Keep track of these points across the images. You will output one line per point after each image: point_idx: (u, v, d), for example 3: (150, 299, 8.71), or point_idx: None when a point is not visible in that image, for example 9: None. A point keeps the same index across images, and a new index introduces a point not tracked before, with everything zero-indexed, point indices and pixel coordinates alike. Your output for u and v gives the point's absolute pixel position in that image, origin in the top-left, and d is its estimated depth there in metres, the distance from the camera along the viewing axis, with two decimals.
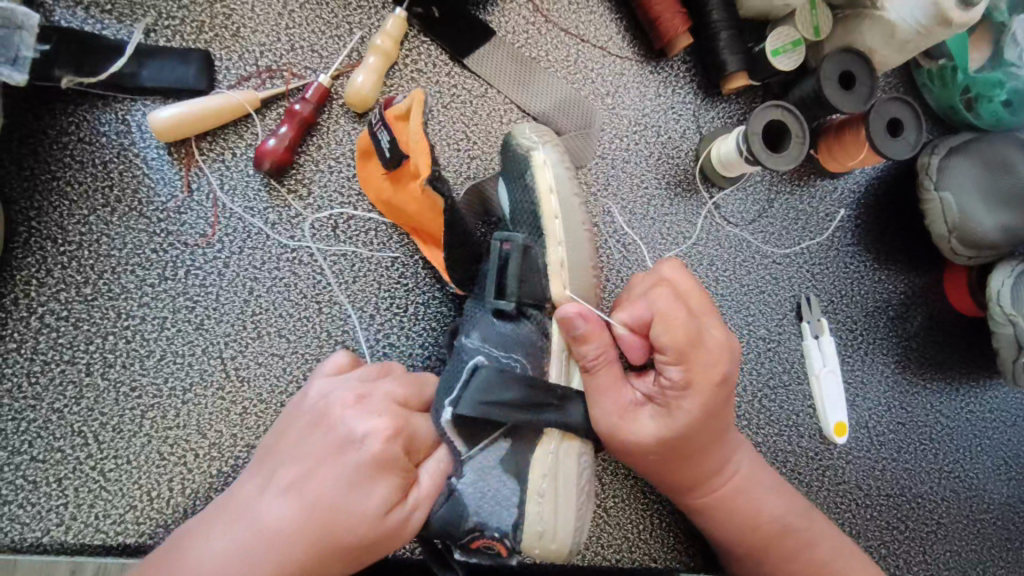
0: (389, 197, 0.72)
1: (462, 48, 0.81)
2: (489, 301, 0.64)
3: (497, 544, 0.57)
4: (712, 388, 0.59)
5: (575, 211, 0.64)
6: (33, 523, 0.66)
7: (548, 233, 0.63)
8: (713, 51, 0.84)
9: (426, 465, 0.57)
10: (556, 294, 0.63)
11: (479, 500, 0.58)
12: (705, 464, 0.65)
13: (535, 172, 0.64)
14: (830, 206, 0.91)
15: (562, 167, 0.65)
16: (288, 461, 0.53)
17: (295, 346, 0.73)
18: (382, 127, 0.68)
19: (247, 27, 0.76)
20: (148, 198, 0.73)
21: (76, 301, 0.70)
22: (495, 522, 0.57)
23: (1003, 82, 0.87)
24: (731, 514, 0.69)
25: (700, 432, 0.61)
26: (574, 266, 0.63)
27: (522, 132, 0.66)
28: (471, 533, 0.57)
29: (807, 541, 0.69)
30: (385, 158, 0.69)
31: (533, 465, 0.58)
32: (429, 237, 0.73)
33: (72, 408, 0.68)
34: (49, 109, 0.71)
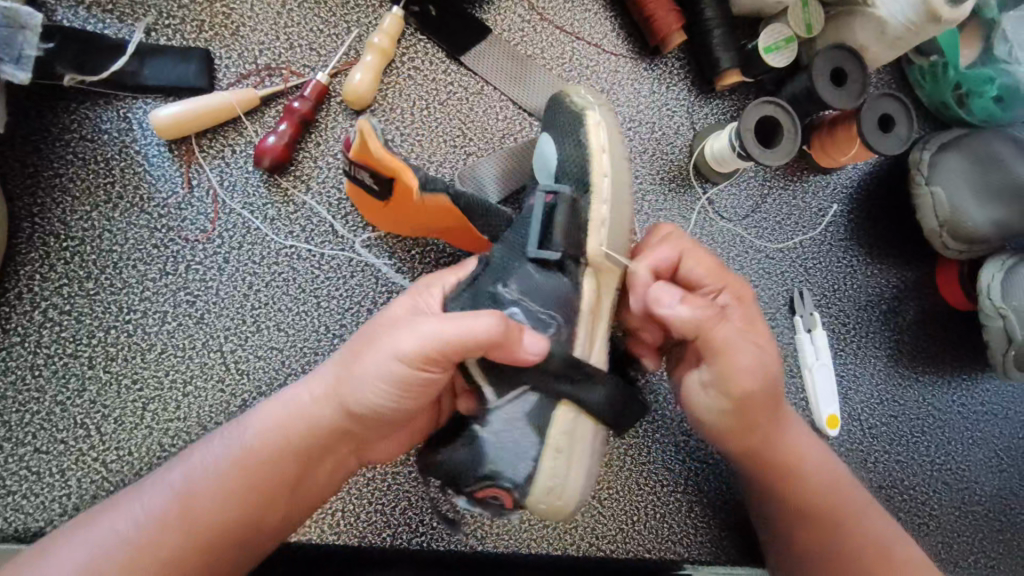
0: (406, 218, 0.69)
1: (459, 46, 0.82)
2: (531, 252, 0.61)
3: (506, 495, 0.58)
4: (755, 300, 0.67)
5: (621, 172, 0.65)
6: (37, 513, 0.67)
7: (593, 188, 0.63)
8: (707, 48, 0.85)
9: (420, 329, 0.53)
10: (591, 250, 0.62)
11: (497, 451, 0.58)
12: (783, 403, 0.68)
13: (587, 127, 0.65)
14: (823, 201, 0.92)
15: (611, 128, 0.67)
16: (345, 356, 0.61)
17: (294, 340, 0.74)
18: (358, 168, 0.64)
19: (246, 26, 0.77)
20: (149, 194, 0.74)
21: (79, 295, 0.71)
22: (509, 472, 0.57)
23: (993, 78, 0.88)
24: (808, 464, 0.71)
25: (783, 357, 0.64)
26: (612, 225, 0.63)
27: (576, 92, 0.68)
28: (481, 483, 0.58)
29: (867, 502, 0.72)
30: (379, 189, 0.65)
31: (551, 425, 0.58)
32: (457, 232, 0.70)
33: (75, 401, 0.70)
34: (51, 107, 0.72)
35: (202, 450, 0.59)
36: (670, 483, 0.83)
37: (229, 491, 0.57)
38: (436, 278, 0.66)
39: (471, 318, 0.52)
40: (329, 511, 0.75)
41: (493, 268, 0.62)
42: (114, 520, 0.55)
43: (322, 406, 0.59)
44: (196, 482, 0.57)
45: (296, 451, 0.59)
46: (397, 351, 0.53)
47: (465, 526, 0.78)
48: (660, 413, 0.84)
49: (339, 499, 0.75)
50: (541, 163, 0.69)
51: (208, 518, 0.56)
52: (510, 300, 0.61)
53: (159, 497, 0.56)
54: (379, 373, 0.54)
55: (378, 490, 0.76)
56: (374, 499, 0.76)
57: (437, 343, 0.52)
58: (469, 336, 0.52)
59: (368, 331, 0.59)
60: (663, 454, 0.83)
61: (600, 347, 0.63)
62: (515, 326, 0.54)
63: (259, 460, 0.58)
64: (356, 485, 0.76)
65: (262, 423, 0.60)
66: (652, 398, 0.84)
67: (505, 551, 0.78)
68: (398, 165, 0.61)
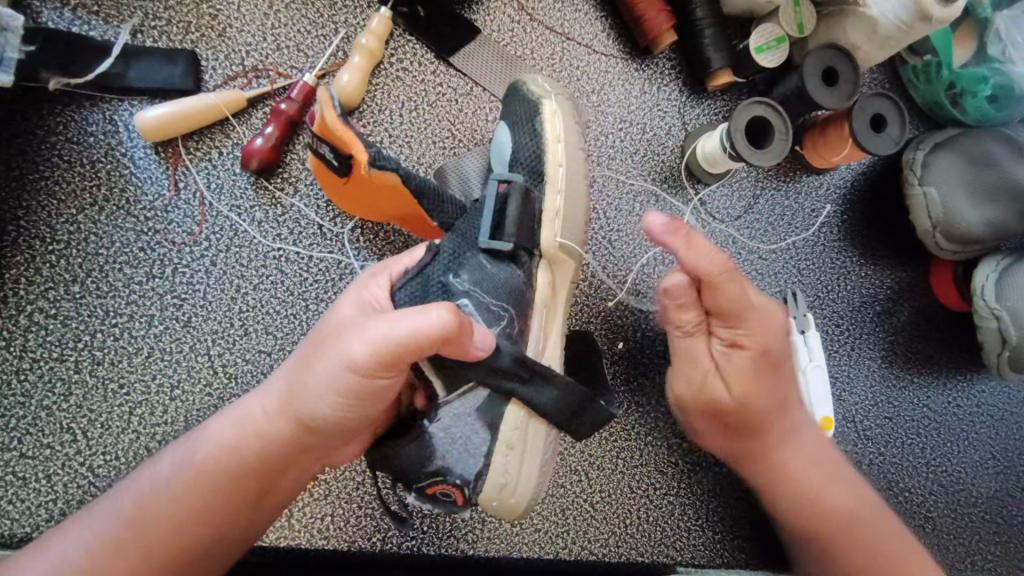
0: (359, 199, 0.68)
1: (448, 47, 0.82)
2: (483, 243, 0.61)
3: (456, 493, 0.59)
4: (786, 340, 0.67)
5: (577, 162, 0.66)
6: (23, 518, 0.67)
7: (548, 178, 0.65)
8: (697, 48, 0.85)
9: (368, 331, 0.52)
10: (546, 241, 0.65)
11: (447, 447, 0.59)
12: (787, 418, 0.70)
13: (545, 116, 0.66)
14: (815, 201, 0.91)
15: (569, 117, 0.68)
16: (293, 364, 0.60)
17: (282, 343, 0.74)
18: (320, 142, 0.62)
19: (233, 27, 0.77)
20: (136, 197, 0.73)
21: (64, 299, 0.71)
22: (460, 468, 0.59)
23: (987, 77, 0.88)
24: (817, 478, 0.70)
25: (759, 389, 0.66)
26: (567, 215, 0.65)
27: (533, 81, 0.68)
28: (432, 479, 0.59)
29: (875, 533, 0.69)
30: (337, 169, 0.64)
31: (503, 420, 0.60)
32: (410, 218, 0.69)
33: (60, 405, 0.69)
34: (37, 110, 0.72)
35: (155, 467, 0.58)
36: (662, 486, 0.82)
37: (185, 509, 0.56)
38: (389, 268, 0.63)
39: (418, 313, 0.51)
40: (318, 515, 0.74)
41: (444, 257, 0.61)
42: (69, 539, 0.55)
43: (273, 419, 0.57)
44: (149, 500, 0.56)
45: (252, 466, 0.57)
46: (346, 359, 0.52)
47: (454, 529, 0.77)
48: (652, 415, 0.83)
49: (329, 503, 0.75)
50: (498, 150, 0.69)
51: (165, 530, 0.55)
52: (461, 290, 0.61)
53: (111, 517, 0.55)
54: (330, 383, 0.53)
55: (367, 494, 0.76)
56: (363, 502, 0.76)
57: (384, 347, 0.51)
58: (417, 337, 0.50)
59: (314, 340, 0.58)
60: (655, 456, 0.83)
61: (553, 344, 0.66)
62: (463, 316, 0.53)
63: (214, 476, 0.57)
64: (345, 489, 0.75)
65: (216, 439, 0.58)
66: (644, 401, 0.83)
67: (496, 554, 0.77)
68: (351, 137, 0.59)
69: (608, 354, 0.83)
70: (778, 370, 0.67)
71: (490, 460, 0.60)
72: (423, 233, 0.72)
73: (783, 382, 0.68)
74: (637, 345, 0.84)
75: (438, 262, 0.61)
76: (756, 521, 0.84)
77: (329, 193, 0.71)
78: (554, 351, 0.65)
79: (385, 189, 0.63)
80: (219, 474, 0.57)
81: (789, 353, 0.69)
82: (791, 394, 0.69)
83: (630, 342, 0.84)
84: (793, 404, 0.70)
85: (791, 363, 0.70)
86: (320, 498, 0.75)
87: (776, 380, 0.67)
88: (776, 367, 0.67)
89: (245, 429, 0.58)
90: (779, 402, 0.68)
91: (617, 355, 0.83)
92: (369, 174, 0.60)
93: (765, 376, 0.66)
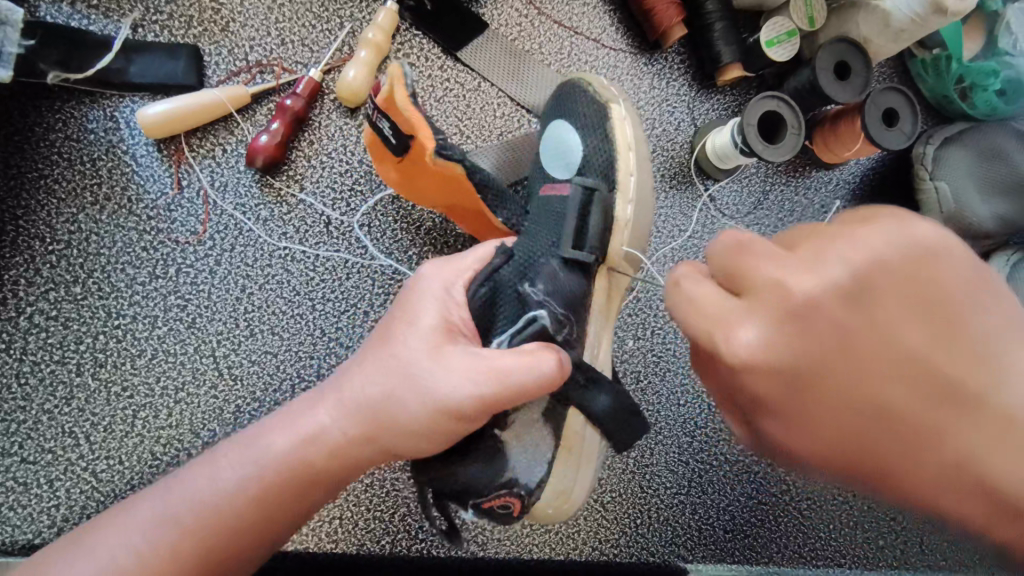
0: (412, 181, 0.67)
1: (456, 41, 0.80)
2: (565, 252, 0.62)
3: (517, 503, 0.57)
4: (771, 370, 0.44)
5: (645, 171, 0.68)
6: (24, 525, 0.66)
7: (620, 186, 0.66)
8: (708, 42, 0.84)
9: (465, 385, 0.52)
10: (612, 249, 0.66)
11: (520, 456, 0.59)
12: (911, 447, 0.42)
13: (615, 123, 0.67)
14: (825, 197, 0.91)
15: (635, 123, 0.69)
16: (353, 379, 0.56)
17: (289, 343, 0.72)
18: (380, 115, 0.62)
19: (236, 21, 0.75)
20: (138, 196, 0.72)
21: (65, 300, 0.69)
22: (527, 476, 0.59)
23: (997, 71, 0.87)
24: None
25: (805, 425, 0.44)
26: (635, 225, 0.67)
27: (598, 83, 0.69)
28: (498, 491, 0.56)
29: None
30: (392, 146, 0.63)
31: (568, 423, 0.62)
32: (462, 211, 0.69)
33: (62, 409, 0.68)
34: (35, 107, 0.70)
35: (207, 473, 0.55)
36: (673, 486, 0.81)
37: (245, 524, 0.54)
38: (457, 265, 0.60)
39: (527, 368, 0.52)
40: (327, 518, 0.73)
41: (518, 261, 0.60)
42: (115, 541, 0.53)
43: (353, 441, 0.55)
44: (209, 513, 0.53)
45: (318, 482, 0.56)
46: (450, 406, 0.52)
47: (465, 532, 0.76)
48: (663, 414, 0.82)
49: (338, 506, 0.74)
50: (558, 150, 0.66)
51: (216, 539, 0.53)
52: (537, 300, 0.60)
53: (162, 526, 0.53)
54: (425, 423, 0.53)
55: (375, 496, 0.75)
56: (373, 505, 0.74)
57: (493, 400, 0.52)
58: (529, 391, 0.52)
59: (401, 365, 0.54)
60: (666, 456, 0.82)
61: (606, 348, 0.67)
62: (566, 367, 0.55)
63: (278, 491, 0.54)
64: (353, 492, 0.74)
65: (279, 453, 0.55)
66: (655, 400, 0.82)
67: (506, 556, 0.76)
68: (418, 120, 0.58)
69: (618, 353, 0.82)
70: (811, 411, 0.44)
71: (551, 469, 0.61)
72: (476, 230, 0.72)
73: (850, 417, 0.43)
74: (649, 343, 0.83)
75: (512, 267, 0.60)
76: (766, 519, 0.84)
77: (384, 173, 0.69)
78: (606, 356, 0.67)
79: (437, 174, 0.62)
80: (282, 490, 0.55)
81: (827, 375, 0.43)
82: (869, 401, 0.42)
83: (641, 340, 0.82)
84: (886, 414, 0.42)
85: (863, 377, 0.42)
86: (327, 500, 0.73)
87: (822, 425, 0.44)
88: (805, 407, 0.44)
89: (314, 447, 0.55)
90: (851, 430, 0.43)
91: (627, 354, 0.82)
92: (429, 159, 0.59)
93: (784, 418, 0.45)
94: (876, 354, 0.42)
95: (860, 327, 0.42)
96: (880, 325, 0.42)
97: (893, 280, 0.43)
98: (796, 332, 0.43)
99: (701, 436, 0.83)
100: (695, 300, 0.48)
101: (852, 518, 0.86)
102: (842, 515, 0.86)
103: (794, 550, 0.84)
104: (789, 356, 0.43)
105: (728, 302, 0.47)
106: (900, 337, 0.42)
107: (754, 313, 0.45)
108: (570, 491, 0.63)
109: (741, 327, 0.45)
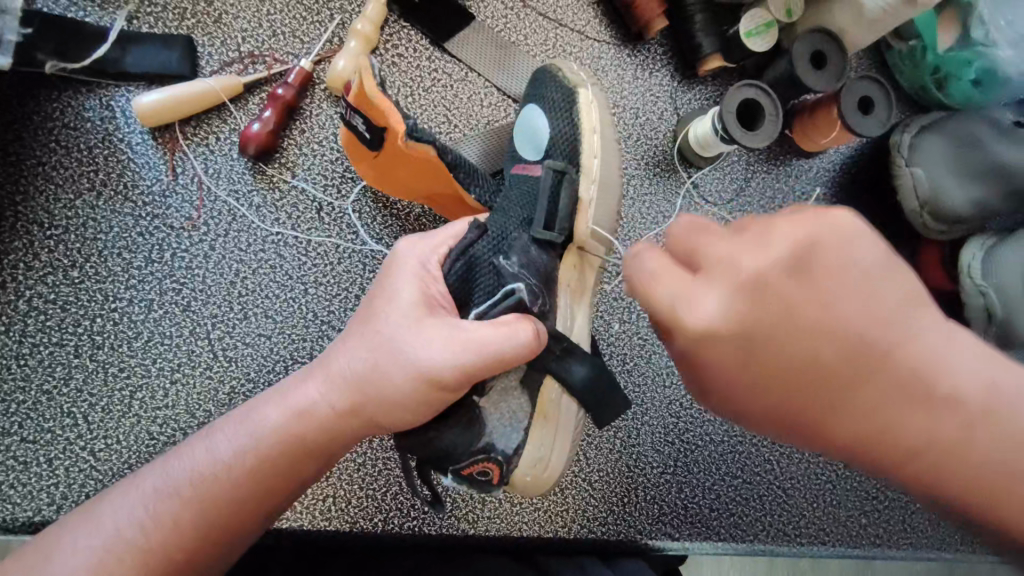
0: (390, 174, 0.69)
1: (443, 33, 0.82)
2: (536, 231, 0.65)
3: (495, 470, 0.61)
4: (723, 339, 0.43)
5: (609, 153, 0.70)
6: (25, 502, 0.67)
7: (584, 168, 0.68)
8: (689, 33, 0.86)
9: (448, 355, 0.54)
10: (579, 229, 0.68)
11: (497, 422, 0.62)
12: (838, 403, 0.41)
13: (581, 106, 0.68)
14: (805, 184, 0.93)
15: (601, 107, 0.71)
16: (339, 355, 0.58)
17: (282, 326, 0.74)
18: (353, 113, 0.64)
19: (229, 14, 0.77)
20: (134, 182, 0.74)
21: (63, 284, 0.71)
22: (503, 444, 0.62)
23: (970, 60, 0.89)
24: (975, 491, 0.39)
25: (746, 387, 0.44)
26: (600, 204, 0.69)
27: (566, 68, 0.71)
28: (474, 457, 0.59)
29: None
30: (367, 141, 0.65)
31: (544, 391, 0.65)
32: (443, 200, 0.71)
33: (60, 390, 0.70)
34: (33, 96, 0.72)
35: (205, 446, 0.57)
36: (659, 465, 0.84)
37: (244, 495, 0.55)
38: (432, 242, 0.63)
39: (506, 338, 0.55)
40: (320, 496, 0.75)
41: (492, 239, 0.62)
42: (117, 511, 0.54)
43: (343, 413, 0.57)
44: (207, 483, 0.55)
45: (313, 454, 0.58)
46: (435, 376, 0.54)
47: (455, 510, 0.78)
48: (649, 395, 0.84)
49: (331, 484, 0.75)
50: (530, 134, 0.68)
51: (217, 512, 0.54)
52: (511, 274, 0.61)
53: (162, 498, 0.54)
54: (408, 391, 0.55)
55: (368, 475, 0.76)
56: (365, 483, 0.76)
57: (475, 369, 0.54)
58: (507, 360, 0.55)
59: (382, 338, 0.57)
60: (652, 437, 0.84)
61: (582, 323, 0.70)
62: (542, 337, 0.58)
63: (271, 464, 0.56)
64: (346, 470, 0.76)
65: (274, 426, 0.57)
66: (640, 381, 0.84)
67: (496, 534, 0.78)
68: (386, 105, 0.61)
69: (603, 336, 0.84)
70: (752, 375, 0.43)
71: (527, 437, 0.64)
72: (455, 216, 0.74)
73: (796, 381, 0.42)
74: (633, 326, 0.85)
75: (486, 242, 0.62)
76: (750, 498, 0.86)
77: (360, 169, 0.72)
78: (582, 329, 0.70)
79: (411, 160, 0.64)
80: (277, 463, 0.56)
81: (773, 339, 0.42)
82: (808, 362, 0.42)
83: (626, 323, 0.85)
84: (824, 373, 0.42)
85: (803, 338, 0.42)
86: (321, 479, 0.75)
87: (761, 383, 0.43)
88: (752, 369, 0.43)
89: (306, 422, 0.57)
90: (787, 388, 0.43)
91: (613, 337, 0.84)
92: (402, 143, 0.61)
93: (730, 384, 0.44)
94: (817, 321, 0.42)
95: (809, 299, 0.42)
96: (827, 298, 0.42)
97: (839, 255, 0.43)
98: (748, 300, 0.43)
99: (685, 416, 0.85)
100: (646, 281, 0.46)
101: (835, 497, 0.88)
102: (826, 494, 0.88)
103: (779, 528, 0.86)
104: (738, 322, 0.43)
105: (680, 279, 0.45)
106: (836, 305, 0.42)
107: (708, 282, 0.44)
108: (553, 463, 0.66)
109: (704, 293, 0.43)
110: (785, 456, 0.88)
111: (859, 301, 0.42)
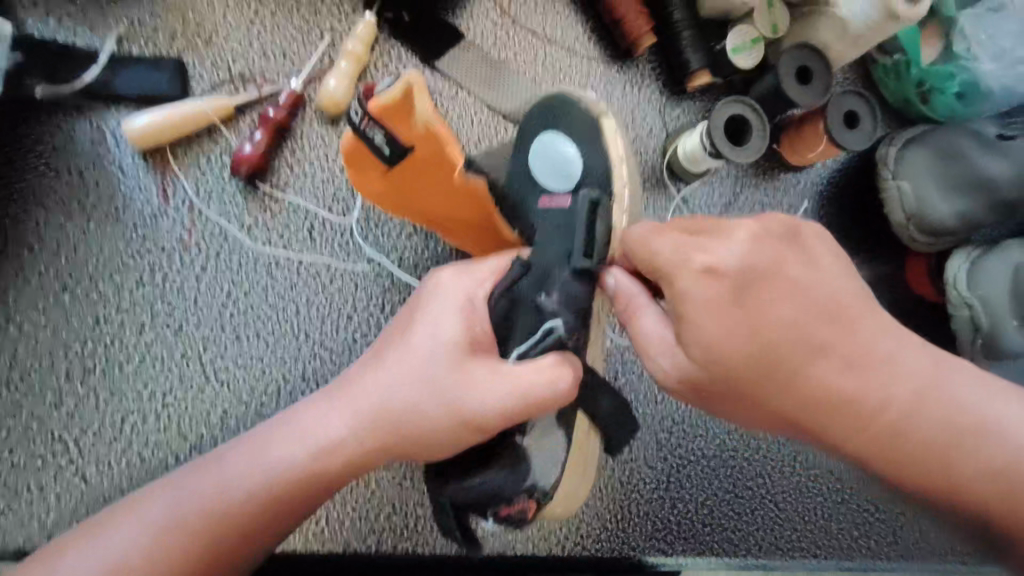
0: (402, 190, 0.66)
1: (434, 52, 0.83)
2: (577, 262, 0.62)
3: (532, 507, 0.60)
4: (725, 279, 0.52)
5: (636, 181, 0.67)
6: (15, 530, 0.67)
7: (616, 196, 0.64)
8: (677, 50, 0.87)
9: (490, 404, 0.54)
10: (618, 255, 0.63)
11: None
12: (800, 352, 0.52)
13: (606, 137, 0.64)
14: (793, 198, 0.93)
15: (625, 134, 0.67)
16: (371, 387, 0.57)
17: (274, 347, 0.74)
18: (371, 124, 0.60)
19: (218, 34, 0.77)
20: (125, 205, 0.74)
21: (54, 308, 0.71)
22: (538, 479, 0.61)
23: (953, 74, 0.91)
24: (877, 429, 0.53)
25: (731, 333, 0.52)
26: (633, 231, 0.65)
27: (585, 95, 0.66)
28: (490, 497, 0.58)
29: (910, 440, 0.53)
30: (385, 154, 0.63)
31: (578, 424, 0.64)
32: (460, 231, 0.73)
33: (51, 415, 0.69)
34: (23, 119, 0.72)
35: (226, 468, 0.57)
36: (652, 481, 0.84)
37: (266, 520, 0.56)
38: (472, 272, 0.61)
39: (547, 388, 0.54)
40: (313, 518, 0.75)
41: (535, 273, 0.63)
42: (128, 535, 0.54)
43: (373, 450, 0.57)
44: (227, 509, 0.55)
45: (337, 483, 0.58)
46: (473, 422, 0.54)
47: None
48: (642, 411, 0.84)
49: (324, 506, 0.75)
50: (558, 165, 0.64)
51: (237, 534, 0.55)
52: (552, 309, 0.62)
53: (180, 523, 0.54)
54: (444, 435, 0.55)
55: (360, 496, 0.76)
56: (358, 505, 0.76)
57: (512, 417, 0.54)
58: (547, 409, 0.55)
59: (422, 376, 0.56)
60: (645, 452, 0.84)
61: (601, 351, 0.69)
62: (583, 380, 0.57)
63: (297, 492, 0.57)
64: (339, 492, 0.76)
65: (300, 456, 0.57)
66: (632, 397, 0.84)
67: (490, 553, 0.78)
68: (444, 134, 0.63)
69: None
70: (739, 320, 0.52)
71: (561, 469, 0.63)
72: (463, 242, 0.76)
73: (776, 329, 0.52)
74: (625, 342, 0.85)
75: (530, 278, 0.63)
76: (743, 512, 0.86)
77: (365, 189, 0.68)
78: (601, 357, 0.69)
79: (454, 191, 0.67)
80: (301, 491, 0.57)
81: (761, 290, 0.52)
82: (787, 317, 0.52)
83: (618, 339, 0.85)
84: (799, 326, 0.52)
85: (784, 294, 0.52)
86: None
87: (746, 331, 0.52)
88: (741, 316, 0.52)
89: (333, 455, 0.57)
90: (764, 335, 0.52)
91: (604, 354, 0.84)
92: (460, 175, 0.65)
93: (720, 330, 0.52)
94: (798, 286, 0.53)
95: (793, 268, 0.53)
96: (807, 273, 0.54)
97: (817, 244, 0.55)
98: (750, 254, 0.52)
99: (678, 431, 0.85)
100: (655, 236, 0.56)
101: (827, 510, 0.89)
102: (818, 506, 0.89)
103: (772, 541, 0.87)
104: (739, 270, 0.52)
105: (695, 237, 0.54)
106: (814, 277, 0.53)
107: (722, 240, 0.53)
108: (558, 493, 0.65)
109: (718, 246, 0.53)
110: (777, 469, 0.88)
111: (831, 281, 0.54)
